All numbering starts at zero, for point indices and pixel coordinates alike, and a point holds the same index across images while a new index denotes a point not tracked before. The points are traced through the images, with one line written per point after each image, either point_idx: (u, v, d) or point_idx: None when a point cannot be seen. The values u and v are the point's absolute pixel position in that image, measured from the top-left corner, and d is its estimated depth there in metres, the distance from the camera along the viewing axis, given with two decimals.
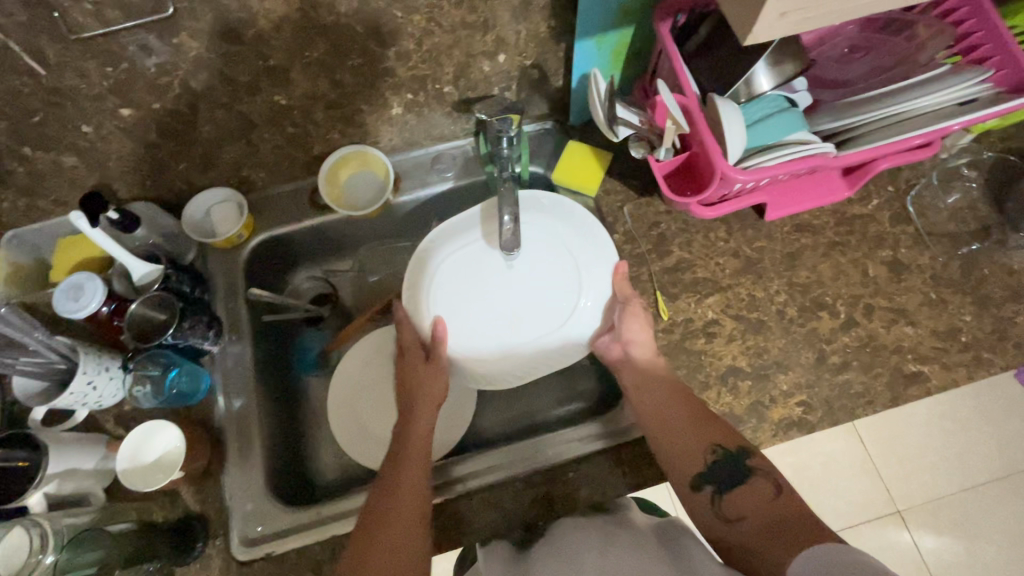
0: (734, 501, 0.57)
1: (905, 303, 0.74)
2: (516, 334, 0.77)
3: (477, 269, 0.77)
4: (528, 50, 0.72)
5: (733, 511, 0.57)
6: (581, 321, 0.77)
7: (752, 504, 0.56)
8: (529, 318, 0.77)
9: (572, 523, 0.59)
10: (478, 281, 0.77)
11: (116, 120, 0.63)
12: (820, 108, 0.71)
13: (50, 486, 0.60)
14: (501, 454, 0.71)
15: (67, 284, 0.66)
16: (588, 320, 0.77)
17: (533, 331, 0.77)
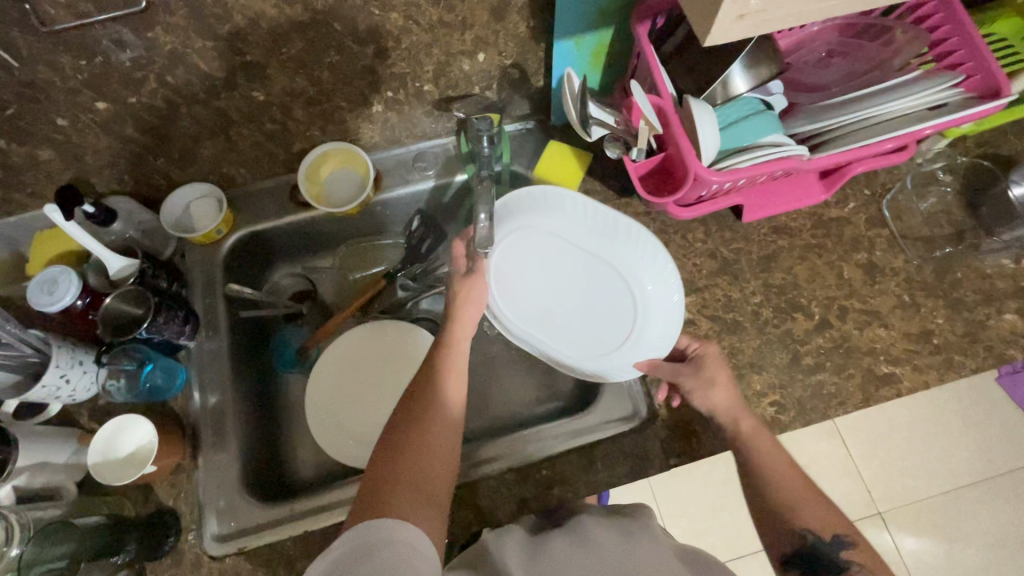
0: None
1: (879, 305, 0.75)
2: (548, 332, 0.75)
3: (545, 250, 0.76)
4: (508, 50, 0.72)
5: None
6: (596, 366, 0.73)
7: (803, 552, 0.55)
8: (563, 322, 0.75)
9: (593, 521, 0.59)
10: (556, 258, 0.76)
11: (91, 114, 0.63)
12: (795, 111, 0.72)
13: (19, 480, 0.60)
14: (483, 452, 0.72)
15: (42, 278, 0.66)
16: (604, 370, 0.73)
17: (563, 338, 0.75)
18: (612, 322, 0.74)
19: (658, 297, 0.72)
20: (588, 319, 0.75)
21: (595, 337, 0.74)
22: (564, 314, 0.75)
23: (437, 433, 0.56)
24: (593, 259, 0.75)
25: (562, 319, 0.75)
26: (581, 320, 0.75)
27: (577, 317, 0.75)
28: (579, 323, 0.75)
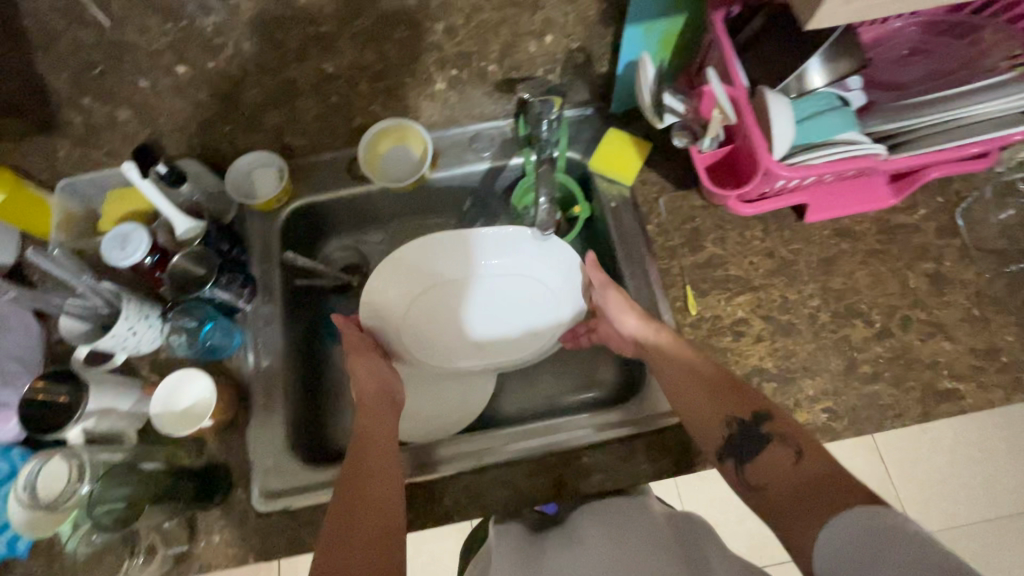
0: (758, 470, 0.55)
1: (944, 317, 0.72)
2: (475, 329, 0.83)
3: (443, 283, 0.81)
4: (576, 33, 0.71)
5: (756, 479, 0.55)
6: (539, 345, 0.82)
7: (777, 474, 0.54)
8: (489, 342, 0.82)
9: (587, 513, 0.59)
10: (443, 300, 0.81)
11: (171, 77, 0.65)
12: (874, 108, 0.68)
13: (88, 423, 0.64)
14: (513, 432, 0.72)
15: (115, 233, 0.69)
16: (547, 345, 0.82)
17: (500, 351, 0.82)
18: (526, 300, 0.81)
19: (552, 270, 0.81)
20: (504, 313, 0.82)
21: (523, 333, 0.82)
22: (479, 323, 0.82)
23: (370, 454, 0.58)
24: (485, 281, 0.82)
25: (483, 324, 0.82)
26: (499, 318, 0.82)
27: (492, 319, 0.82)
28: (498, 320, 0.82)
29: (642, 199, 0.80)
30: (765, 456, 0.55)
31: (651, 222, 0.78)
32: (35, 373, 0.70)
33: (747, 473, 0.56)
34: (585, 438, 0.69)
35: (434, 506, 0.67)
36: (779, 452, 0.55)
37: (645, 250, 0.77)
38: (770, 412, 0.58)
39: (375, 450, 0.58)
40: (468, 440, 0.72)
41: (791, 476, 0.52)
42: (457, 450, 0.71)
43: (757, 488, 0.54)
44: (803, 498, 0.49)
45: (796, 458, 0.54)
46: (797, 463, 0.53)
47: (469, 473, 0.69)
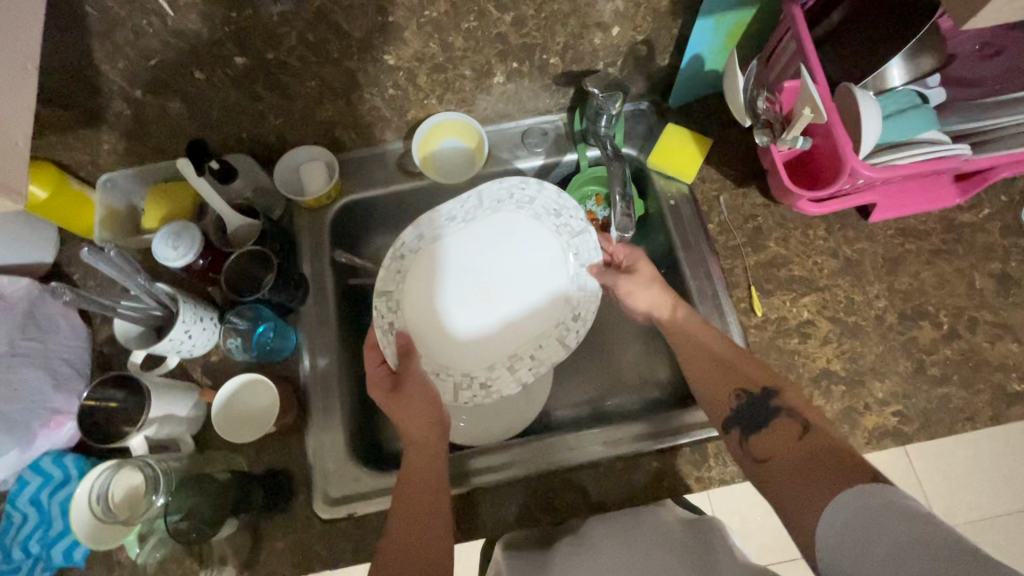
0: (762, 443, 0.58)
1: (1012, 319, 0.71)
2: (461, 235, 0.74)
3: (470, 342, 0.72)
4: (643, 24, 0.69)
5: (761, 451, 0.58)
6: (530, 252, 0.75)
7: (778, 445, 0.57)
8: (486, 277, 0.74)
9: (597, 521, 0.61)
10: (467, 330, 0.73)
11: (228, 68, 0.62)
12: (953, 105, 0.66)
13: (150, 430, 0.61)
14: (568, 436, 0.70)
15: (167, 232, 0.66)
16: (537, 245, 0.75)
17: (491, 268, 0.75)
18: (543, 288, 0.74)
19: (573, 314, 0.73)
20: (515, 285, 0.74)
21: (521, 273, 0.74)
22: (482, 281, 0.74)
23: (413, 500, 0.59)
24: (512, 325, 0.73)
25: (480, 251, 0.75)
26: (504, 270, 0.75)
27: (497, 280, 0.74)
28: (495, 276, 0.74)
29: (702, 196, 0.78)
30: (771, 430, 0.58)
31: (711, 221, 0.77)
32: (85, 377, 0.68)
33: (750, 448, 0.58)
34: (639, 447, 0.68)
35: (467, 511, 0.66)
36: (783, 426, 0.58)
37: (708, 249, 0.76)
38: (778, 387, 0.61)
39: (417, 501, 0.59)
40: (520, 446, 0.70)
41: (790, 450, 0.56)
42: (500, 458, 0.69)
43: (762, 460, 0.57)
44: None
45: (798, 433, 0.57)
46: (800, 438, 0.56)
47: (529, 477, 0.68)
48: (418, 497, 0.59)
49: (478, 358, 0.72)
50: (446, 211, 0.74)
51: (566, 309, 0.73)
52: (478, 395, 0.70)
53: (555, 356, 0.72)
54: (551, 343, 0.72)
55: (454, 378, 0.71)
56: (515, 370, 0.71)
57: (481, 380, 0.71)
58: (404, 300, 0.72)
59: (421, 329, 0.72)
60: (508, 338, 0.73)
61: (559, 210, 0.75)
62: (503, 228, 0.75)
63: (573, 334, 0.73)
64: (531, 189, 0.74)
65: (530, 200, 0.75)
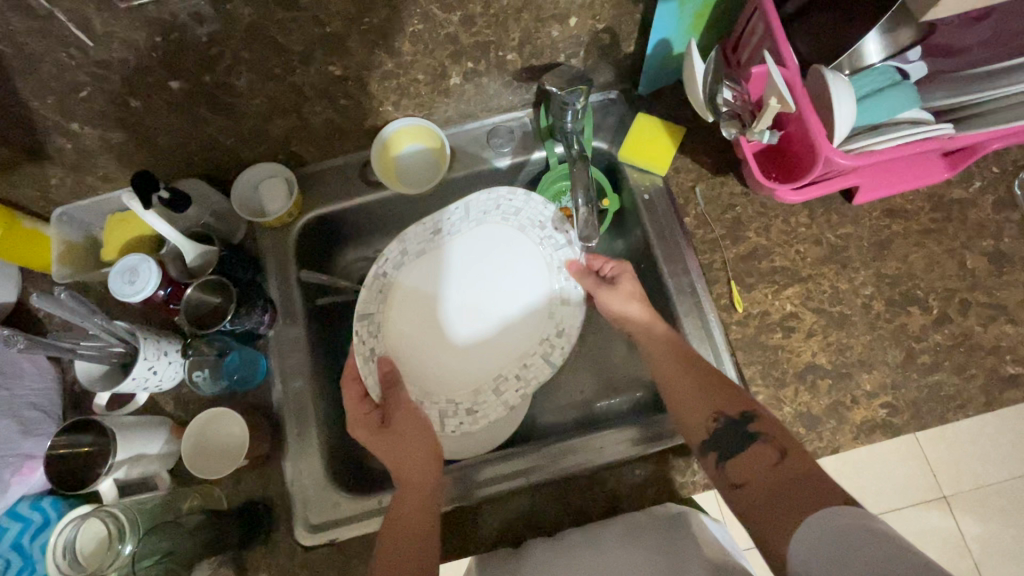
0: (738, 466, 0.57)
1: (1006, 299, 0.68)
2: (445, 251, 0.73)
3: (451, 363, 0.71)
4: (603, 12, 0.65)
5: (736, 476, 0.56)
6: (514, 265, 0.73)
7: (756, 470, 0.55)
8: (469, 293, 0.73)
9: (587, 538, 0.60)
10: (446, 352, 0.71)
11: (165, 94, 0.59)
12: (939, 77, 0.62)
13: (119, 473, 0.61)
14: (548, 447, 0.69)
15: (122, 266, 0.64)
16: (519, 257, 0.73)
17: (472, 285, 0.73)
18: (527, 302, 0.72)
19: (558, 329, 0.71)
20: (500, 300, 0.72)
21: (503, 288, 0.72)
22: (466, 299, 0.72)
23: (401, 530, 0.57)
24: (495, 344, 0.71)
25: (464, 268, 0.73)
26: (487, 286, 0.73)
27: (482, 297, 0.73)
28: (476, 292, 0.73)
29: (677, 189, 0.74)
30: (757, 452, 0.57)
31: (688, 214, 0.73)
32: (55, 418, 0.68)
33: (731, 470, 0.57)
34: (625, 455, 0.67)
35: (458, 528, 0.65)
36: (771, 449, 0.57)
37: (685, 244, 0.73)
38: (751, 411, 0.59)
39: (404, 523, 0.57)
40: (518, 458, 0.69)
41: (765, 470, 0.55)
42: (496, 472, 0.68)
43: (738, 485, 0.56)
44: None
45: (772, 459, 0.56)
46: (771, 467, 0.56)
47: (515, 493, 0.66)
48: (401, 519, 0.57)
49: (464, 383, 0.70)
50: (429, 225, 0.73)
51: (549, 325, 0.71)
52: (466, 421, 0.69)
53: (541, 374, 0.70)
54: (535, 361, 0.70)
55: (440, 405, 0.69)
56: (502, 392, 0.69)
57: (467, 405, 0.69)
58: (384, 325, 0.71)
59: (403, 353, 0.70)
60: (492, 361, 0.71)
61: (543, 222, 0.74)
62: (485, 241, 0.74)
63: (558, 350, 0.71)
64: (518, 201, 0.73)
65: (516, 211, 0.73)
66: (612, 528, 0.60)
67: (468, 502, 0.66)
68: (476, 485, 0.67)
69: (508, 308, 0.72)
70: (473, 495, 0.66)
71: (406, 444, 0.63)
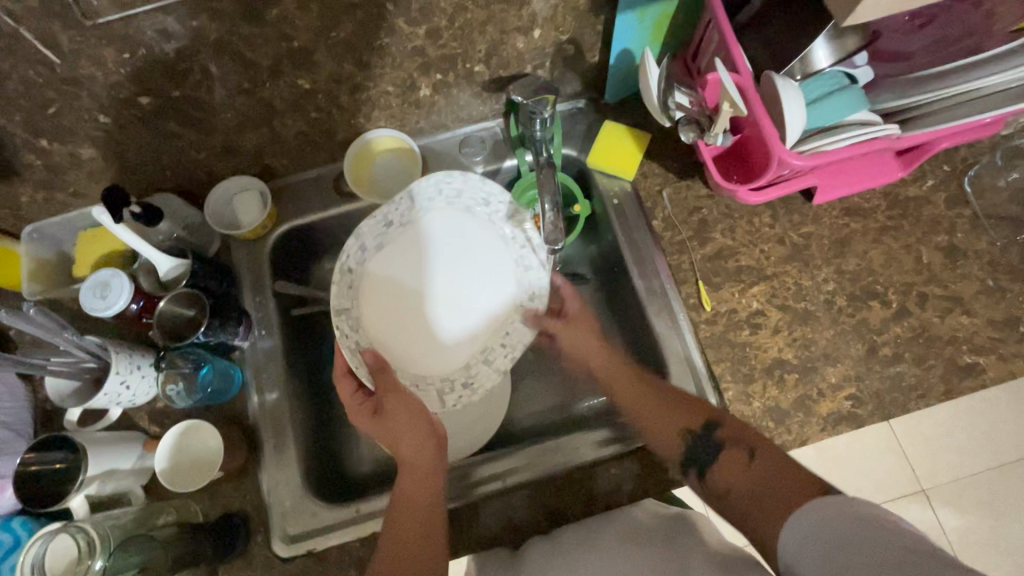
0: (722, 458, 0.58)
1: (961, 290, 0.71)
2: (404, 240, 0.71)
3: (439, 344, 0.70)
4: (565, 24, 0.67)
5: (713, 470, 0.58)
6: (470, 243, 0.72)
7: (736, 477, 0.58)
8: (431, 279, 0.71)
9: (577, 537, 0.59)
10: (426, 337, 0.70)
11: (134, 109, 0.60)
12: (884, 81, 0.65)
13: (91, 488, 0.60)
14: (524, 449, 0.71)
15: (93, 281, 0.64)
16: (471, 235, 0.72)
17: (432, 270, 0.71)
18: (493, 273, 0.72)
19: (529, 294, 0.72)
20: (463, 278, 0.71)
21: (463, 266, 0.72)
22: (428, 285, 0.71)
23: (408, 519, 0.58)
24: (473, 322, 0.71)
25: (420, 256, 0.71)
26: (447, 267, 0.71)
27: (443, 279, 0.71)
28: (441, 274, 0.71)
29: (645, 193, 0.76)
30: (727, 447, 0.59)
31: (656, 217, 0.75)
32: (27, 436, 0.67)
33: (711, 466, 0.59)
34: (598, 455, 0.67)
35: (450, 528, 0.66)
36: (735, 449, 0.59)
37: (654, 246, 0.74)
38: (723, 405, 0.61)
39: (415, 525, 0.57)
40: (504, 458, 0.70)
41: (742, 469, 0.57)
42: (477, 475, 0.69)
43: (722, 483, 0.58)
44: (760, 496, 0.53)
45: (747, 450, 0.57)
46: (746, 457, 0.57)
47: (495, 495, 0.67)
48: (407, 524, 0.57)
49: (447, 362, 0.70)
50: (381, 218, 0.71)
51: (522, 295, 0.72)
52: (465, 394, 0.69)
53: (524, 338, 0.71)
54: (516, 327, 0.71)
55: (436, 384, 0.69)
56: (491, 361, 0.70)
57: (461, 379, 0.70)
58: (360, 316, 0.69)
59: (386, 341, 0.69)
60: (473, 335, 0.71)
61: (486, 199, 0.72)
62: (433, 228, 0.71)
63: (536, 312, 0.72)
64: (457, 181, 0.71)
65: (458, 193, 0.72)
66: (601, 526, 0.60)
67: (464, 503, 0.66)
68: (458, 489, 0.67)
69: (475, 285, 0.71)
70: (460, 497, 0.67)
71: (400, 427, 0.63)
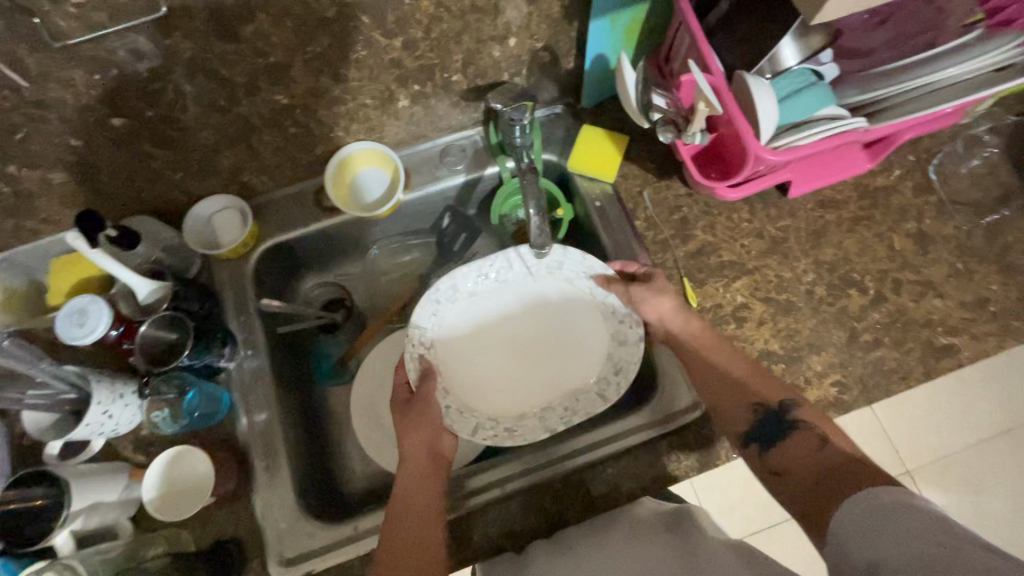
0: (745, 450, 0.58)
1: (932, 275, 0.73)
2: (494, 291, 0.75)
3: (490, 386, 0.73)
4: (539, 32, 0.68)
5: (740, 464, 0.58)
6: (556, 303, 0.75)
7: (798, 453, 0.57)
8: (511, 325, 0.76)
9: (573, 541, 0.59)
10: (486, 374, 0.73)
11: (106, 131, 0.59)
12: (850, 77, 0.67)
13: (76, 523, 0.58)
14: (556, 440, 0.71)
15: (70, 308, 0.62)
16: (563, 298, 0.75)
17: (513, 320, 0.75)
18: (573, 338, 0.74)
19: (608, 381, 0.71)
20: (542, 335, 0.75)
21: (546, 324, 0.75)
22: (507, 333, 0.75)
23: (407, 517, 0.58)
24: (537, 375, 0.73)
25: (505, 305, 0.76)
26: (530, 322, 0.76)
27: (523, 332, 0.75)
28: (516, 325, 0.76)
29: (626, 194, 0.78)
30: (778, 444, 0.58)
31: (638, 217, 0.76)
32: (4, 474, 0.64)
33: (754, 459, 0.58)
34: (594, 456, 0.68)
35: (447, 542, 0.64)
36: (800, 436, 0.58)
37: (638, 246, 0.75)
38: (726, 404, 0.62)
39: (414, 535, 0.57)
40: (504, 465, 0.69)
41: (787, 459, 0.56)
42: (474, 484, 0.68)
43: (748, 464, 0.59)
44: None
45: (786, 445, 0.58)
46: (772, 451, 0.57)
47: (493, 503, 0.66)
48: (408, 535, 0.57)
49: (510, 408, 0.72)
50: (476, 269, 0.74)
51: (607, 365, 0.72)
52: (501, 438, 0.69)
53: (591, 409, 0.70)
54: (588, 397, 0.71)
55: (478, 418, 0.70)
56: (546, 421, 0.70)
57: (506, 425, 0.70)
58: (438, 336, 0.73)
59: (451, 365, 0.73)
60: (540, 391, 0.73)
61: (587, 272, 0.73)
62: (517, 286, 0.75)
63: (613, 388, 0.71)
64: (558, 255, 0.73)
65: (560, 265, 0.74)
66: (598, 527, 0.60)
67: (463, 511, 0.65)
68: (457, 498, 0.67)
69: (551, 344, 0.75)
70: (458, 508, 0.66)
71: (424, 428, 0.64)
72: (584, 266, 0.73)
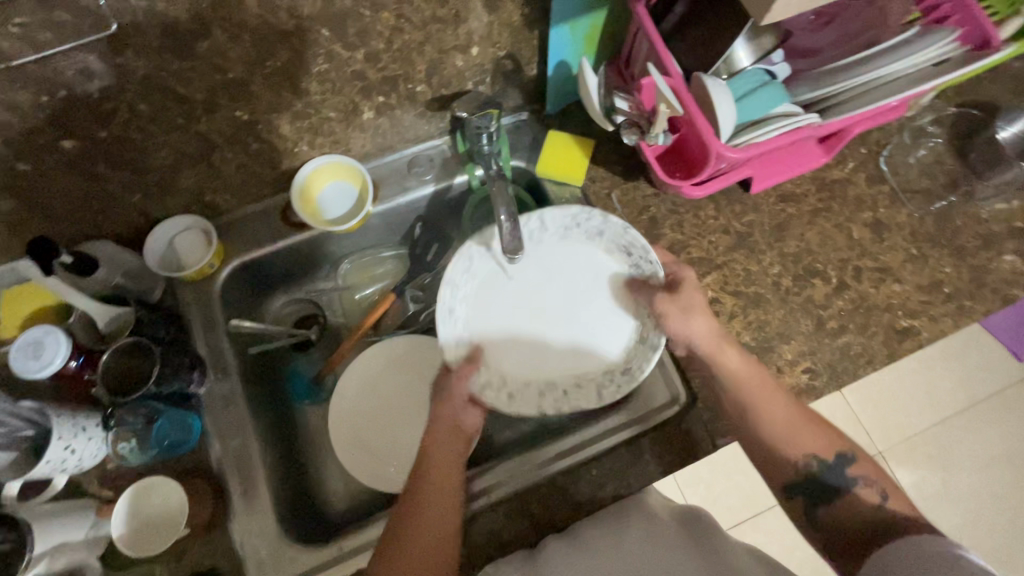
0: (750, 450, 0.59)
1: (890, 261, 0.77)
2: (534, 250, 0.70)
3: (501, 348, 0.68)
4: (501, 40, 0.69)
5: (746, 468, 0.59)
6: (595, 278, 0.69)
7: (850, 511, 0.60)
8: (550, 290, 0.69)
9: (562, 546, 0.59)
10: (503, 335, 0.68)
11: (57, 154, 0.57)
12: (798, 76, 0.70)
13: (40, 567, 0.54)
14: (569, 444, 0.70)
15: (25, 341, 0.59)
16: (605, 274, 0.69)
17: (552, 288, 0.69)
18: (597, 321, 0.68)
19: (615, 375, 0.66)
20: (575, 310, 0.69)
21: (583, 299, 0.69)
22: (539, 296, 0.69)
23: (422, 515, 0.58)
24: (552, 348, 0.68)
25: (544, 268, 0.70)
26: (565, 293, 0.69)
27: (557, 301, 0.69)
28: (552, 292, 0.70)
29: (595, 196, 0.79)
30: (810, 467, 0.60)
31: None
32: None
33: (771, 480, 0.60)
34: (578, 459, 0.68)
35: None
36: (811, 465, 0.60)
37: None
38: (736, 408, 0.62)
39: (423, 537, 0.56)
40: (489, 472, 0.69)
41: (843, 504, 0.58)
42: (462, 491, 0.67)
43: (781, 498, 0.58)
44: None
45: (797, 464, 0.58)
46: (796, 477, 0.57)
47: (479, 513, 0.66)
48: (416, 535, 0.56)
49: (521, 374, 0.67)
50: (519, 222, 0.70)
51: (617, 362, 0.66)
52: (500, 403, 0.65)
53: (586, 403, 0.65)
54: (588, 388, 0.66)
55: (486, 375, 0.66)
56: (545, 400, 0.65)
57: (510, 391, 0.66)
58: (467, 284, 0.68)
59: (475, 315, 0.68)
60: (551, 366, 0.67)
61: (628, 246, 0.68)
62: (560, 251, 0.70)
63: (614, 386, 0.65)
64: (597, 222, 0.69)
65: (601, 232, 0.70)
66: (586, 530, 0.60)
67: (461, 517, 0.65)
68: None
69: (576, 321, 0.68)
70: None
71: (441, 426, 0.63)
72: (626, 240, 0.68)
